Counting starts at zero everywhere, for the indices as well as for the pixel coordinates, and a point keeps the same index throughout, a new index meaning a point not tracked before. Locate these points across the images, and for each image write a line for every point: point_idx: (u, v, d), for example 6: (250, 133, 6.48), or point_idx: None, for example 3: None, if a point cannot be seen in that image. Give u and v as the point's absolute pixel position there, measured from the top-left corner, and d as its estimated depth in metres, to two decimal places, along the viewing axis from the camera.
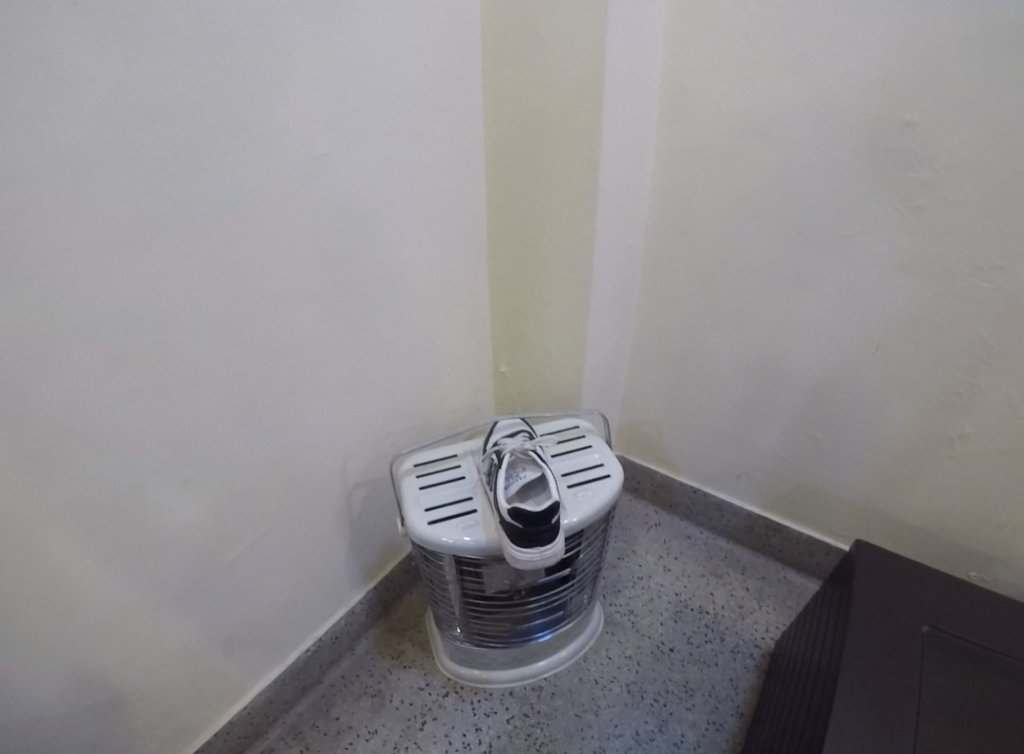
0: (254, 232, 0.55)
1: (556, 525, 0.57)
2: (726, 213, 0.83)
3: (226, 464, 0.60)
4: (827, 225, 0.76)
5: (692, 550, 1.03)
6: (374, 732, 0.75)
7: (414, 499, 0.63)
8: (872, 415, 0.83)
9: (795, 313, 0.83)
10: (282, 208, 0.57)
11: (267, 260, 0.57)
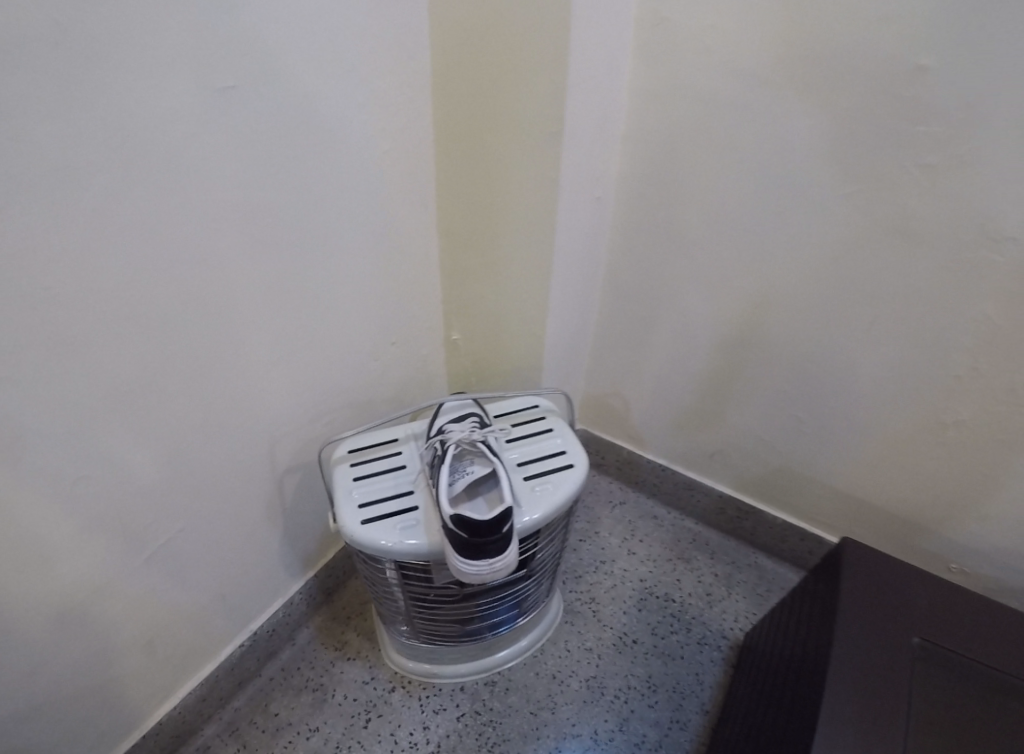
0: (148, 214, 0.50)
1: (507, 534, 0.50)
2: (705, 164, 0.75)
3: (130, 462, 0.57)
4: (817, 182, 0.68)
5: (660, 530, 0.99)
6: (315, 730, 0.76)
7: (347, 493, 0.58)
8: (857, 397, 0.77)
9: (772, 277, 0.76)
10: (181, 185, 0.51)
11: (166, 224, 0.52)
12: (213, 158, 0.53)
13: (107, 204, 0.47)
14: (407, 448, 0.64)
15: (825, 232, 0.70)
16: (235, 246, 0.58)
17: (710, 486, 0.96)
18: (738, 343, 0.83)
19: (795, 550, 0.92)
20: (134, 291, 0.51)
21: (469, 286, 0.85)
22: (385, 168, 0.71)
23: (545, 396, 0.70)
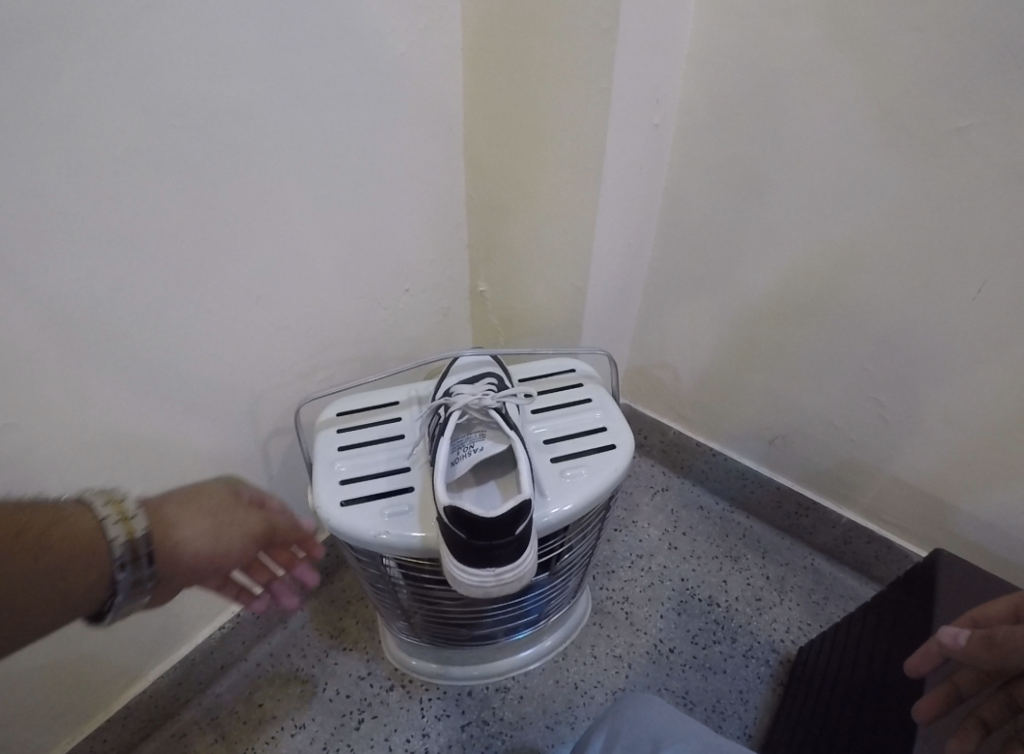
0: (71, 94, 0.38)
1: (523, 537, 0.37)
2: (774, 88, 0.58)
3: (73, 420, 0.47)
4: (926, 111, 0.52)
5: (706, 523, 0.86)
6: (301, 727, 0.67)
7: (329, 466, 0.47)
8: (954, 383, 0.61)
9: (852, 234, 0.60)
10: (115, 68, 0.39)
11: (110, 122, 0.40)
12: (156, 33, 0.40)
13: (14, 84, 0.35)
14: (408, 414, 0.52)
15: (946, 181, 0.53)
16: (199, 150, 0.45)
17: (768, 477, 0.83)
18: (806, 315, 0.68)
19: (860, 554, 0.79)
20: (60, 195, 0.39)
21: (499, 229, 0.72)
22: (396, 78, 0.57)
23: (583, 360, 0.57)
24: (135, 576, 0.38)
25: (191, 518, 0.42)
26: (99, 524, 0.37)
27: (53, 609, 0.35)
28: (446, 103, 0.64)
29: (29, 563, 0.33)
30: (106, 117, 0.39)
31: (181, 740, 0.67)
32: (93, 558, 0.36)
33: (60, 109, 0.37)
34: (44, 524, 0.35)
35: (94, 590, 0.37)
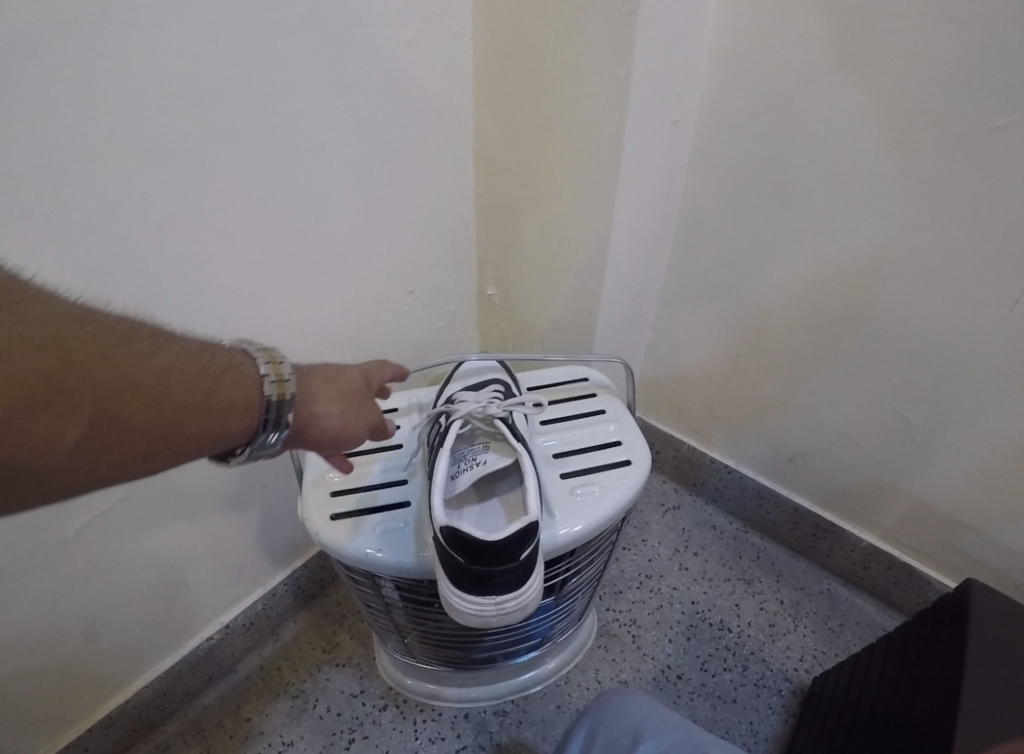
0: (53, 72, 0.35)
1: (527, 563, 0.34)
2: (806, 88, 0.55)
3: None
4: (965, 112, 0.48)
5: (718, 543, 0.83)
6: (290, 744, 0.64)
7: (323, 477, 0.44)
8: (989, 404, 0.58)
9: (885, 244, 0.57)
10: (99, 47, 0.36)
11: (92, 104, 0.37)
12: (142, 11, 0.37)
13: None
14: (407, 422, 0.49)
15: (986, 188, 0.50)
16: (192, 135, 0.42)
17: (784, 496, 0.79)
18: (834, 329, 0.65)
19: (878, 580, 0.75)
20: (41, 177, 0.37)
21: (510, 231, 0.69)
22: (401, 70, 0.54)
23: (596, 369, 0.54)
24: (271, 435, 0.34)
25: (327, 393, 0.38)
26: (258, 379, 0.33)
27: (179, 459, 0.30)
28: (455, 97, 0.61)
29: (175, 407, 0.29)
30: (92, 95, 0.37)
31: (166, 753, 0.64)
32: (244, 413, 0.32)
33: (42, 84, 0.35)
34: (199, 371, 0.30)
35: (224, 445, 0.32)
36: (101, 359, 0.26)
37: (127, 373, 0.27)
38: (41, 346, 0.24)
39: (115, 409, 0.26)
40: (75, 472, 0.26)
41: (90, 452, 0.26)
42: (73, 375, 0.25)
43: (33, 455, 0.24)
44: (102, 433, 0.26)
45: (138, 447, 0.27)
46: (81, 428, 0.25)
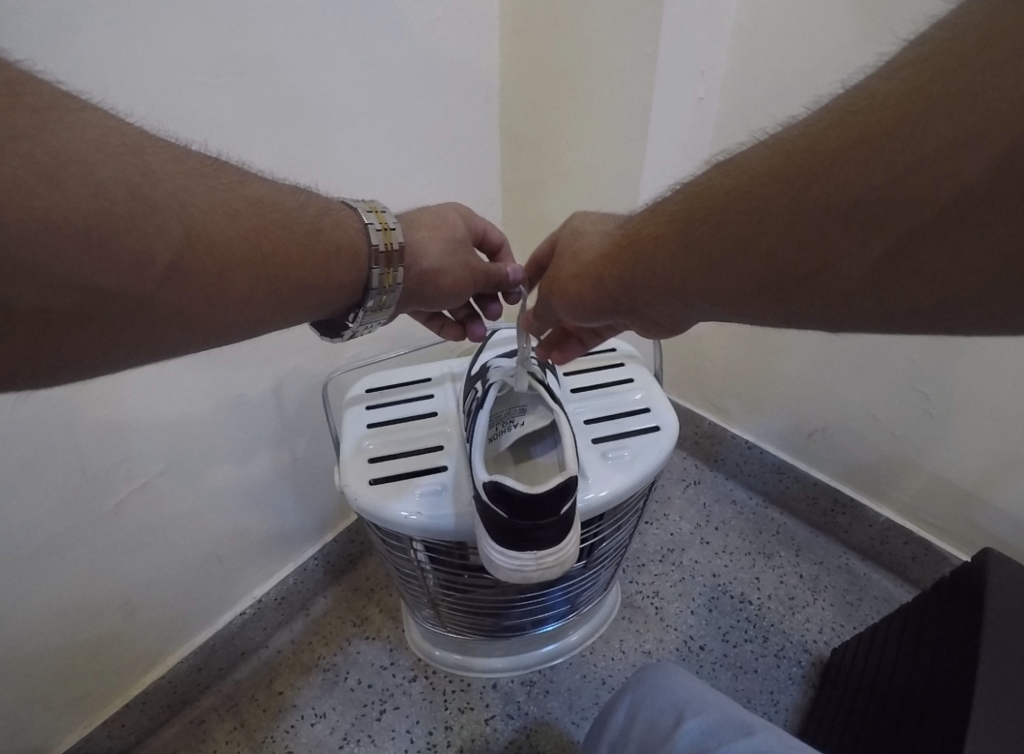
0: (110, 60, 0.37)
1: (567, 517, 0.35)
2: (829, 64, 0.56)
3: (106, 395, 0.47)
4: None
5: (739, 518, 0.84)
6: (322, 717, 0.66)
7: (361, 444, 0.45)
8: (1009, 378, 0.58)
9: None
10: (147, 31, 0.38)
11: (144, 88, 0.39)
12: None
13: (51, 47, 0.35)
14: (441, 391, 0.50)
15: None
16: (224, 110, 0.43)
17: (804, 473, 0.80)
18: None
19: (895, 554, 0.76)
20: None
21: (535, 207, 0.70)
22: (428, 49, 0.55)
23: (623, 341, 0.54)
24: (384, 294, 0.39)
25: (438, 245, 0.43)
26: (364, 229, 0.38)
27: (273, 298, 0.32)
28: (482, 74, 0.62)
29: (260, 236, 0.31)
30: (131, 70, 0.38)
31: (200, 727, 0.66)
32: (350, 258, 0.36)
33: (99, 70, 0.37)
34: (292, 210, 0.34)
35: (333, 292, 0.36)
36: (193, 187, 0.29)
37: (216, 201, 0.30)
38: (137, 165, 0.27)
39: (206, 232, 0.29)
40: (166, 299, 0.28)
41: (186, 274, 0.28)
42: (165, 192, 0.27)
43: (137, 268, 0.26)
44: (196, 255, 0.28)
45: (229, 278, 0.30)
46: (175, 247, 0.27)
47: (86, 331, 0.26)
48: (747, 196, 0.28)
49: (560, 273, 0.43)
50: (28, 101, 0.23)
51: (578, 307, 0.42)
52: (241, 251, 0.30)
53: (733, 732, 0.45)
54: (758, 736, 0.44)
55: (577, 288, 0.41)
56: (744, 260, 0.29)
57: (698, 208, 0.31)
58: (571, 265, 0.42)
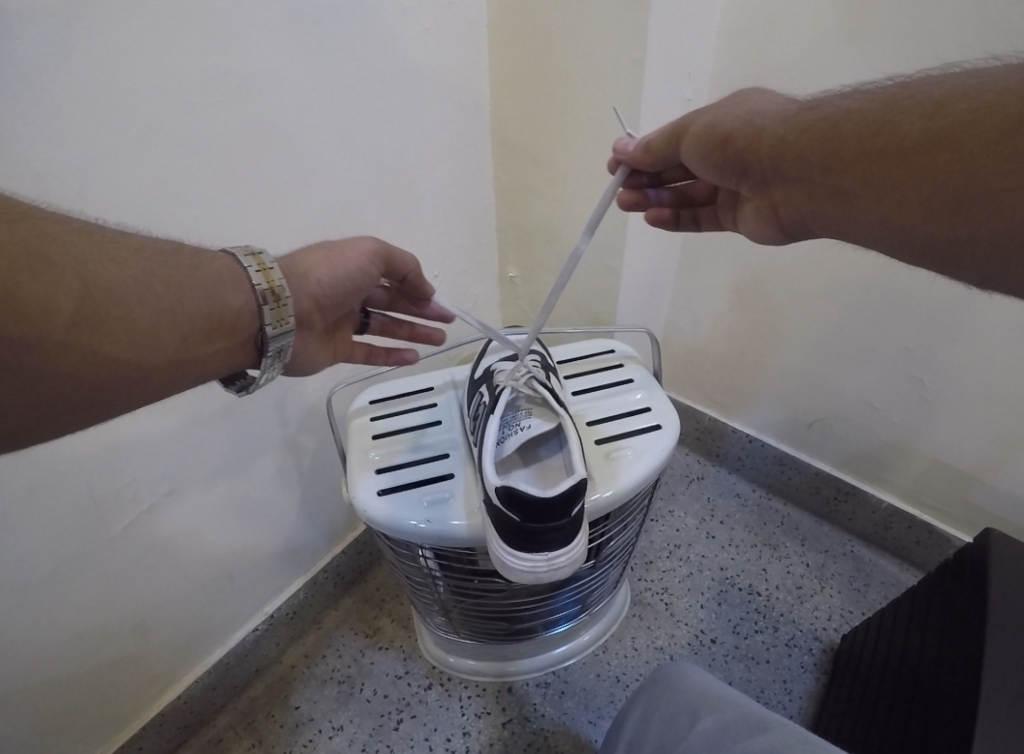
0: (104, 90, 0.38)
1: (577, 517, 0.36)
2: (811, 63, 0.57)
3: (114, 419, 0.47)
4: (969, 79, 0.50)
5: (743, 511, 0.84)
6: (340, 729, 0.66)
7: (367, 456, 0.46)
8: (1001, 361, 0.59)
9: None
10: (140, 60, 0.39)
11: (140, 115, 0.40)
12: (180, 25, 0.40)
13: (47, 80, 0.35)
14: (444, 399, 0.51)
15: None
16: (217, 128, 0.44)
17: (804, 462, 0.81)
18: (849, 296, 0.66)
19: (900, 539, 0.76)
20: (75, 178, 0.38)
21: (527, 211, 0.71)
22: (416, 63, 0.56)
23: (621, 342, 0.55)
24: (277, 313, 0.36)
25: (312, 255, 0.41)
26: (234, 257, 0.36)
27: (193, 337, 0.33)
28: (471, 83, 0.63)
29: (158, 277, 0.31)
30: (125, 93, 0.39)
31: (218, 746, 0.66)
32: (239, 285, 0.35)
33: (95, 100, 0.37)
34: (180, 251, 0.34)
35: (243, 326, 0.35)
36: (77, 240, 0.29)
37: (104, 248, 0.30)
38: (11, 225, 0.27)
39: (104, 278, 0.29)
40: (83, 351, 0.28)
41: (91, 325, 0.28)
42: (49, 248, 0.28)
43: (33, 324, 0.26)
44: (94, 303, 0.28)
45: (140, 323, 0.30)
46: (73, 297, 0.28)
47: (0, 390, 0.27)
48: (926, 130, 0.30)
49: (718, 112, 0.39)
50: None
51: (709, 156, 0.39)
52: (137, 293, 0.30)
53: (749, 729, 0.45)
54: (775, 731, 0.44)
55: (726, 133, 0.38)
56: (901, 183, 0.31)
57: (856, 140, 0.33)
58: (735, 112, 0.39)
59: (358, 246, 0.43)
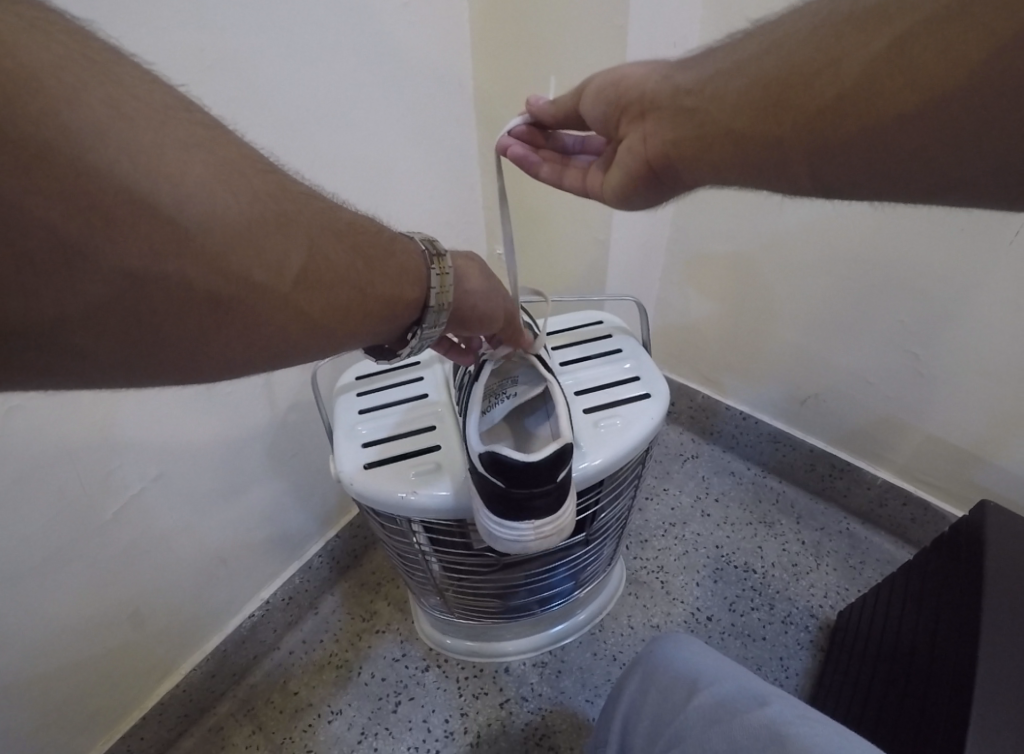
0: None
1: (564, 485, 0.35)
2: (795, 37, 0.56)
3: (100, 402, 0.47)
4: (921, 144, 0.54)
5: (738, 488, 0.85)
6: (339, 712, 0.66)
7: (353, 431, 0.46)
8: (992, 332, 0.59)
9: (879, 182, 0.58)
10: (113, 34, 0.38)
11: None
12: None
13: None
14: (430, 373, 0.50)
15: None
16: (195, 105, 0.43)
17: (799, 439, 0.81)
18: (840, 268, 0.65)
19: (895, 515, 0.76)
20: None
21: (514, 190, 0.70)
22: (398, 35, 0.55)
23: (610, 313, 0.55)
24: (439, 312, 0.35)
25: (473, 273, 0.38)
26: (426, 255, 0.35)
27: (377, 316, 0.31)
28: (452, 60, 0.62)
29: (365, 253, 0.30)
30: None
31: (218, 733, 0.66)
32: (420, 278, 0.34)
33: None
34: (383, 233, 0.33)
35: (415, 319, 0.34)
36: (317, 210, 0.28)
37: (329, 215, 0.29)
38: (270, 183, 0.26)
39: (330, 244, 0.28)
40: (300, 308, 0.27)
41: (314, 286, 0.27)
42: (293, 207, 0.27)
43: (269, 275, 0.25)
44: (316, 269, 0.27)
45: (351, 293, 0.29)
46: (305, 254, 0.27)
47: (223, 336, 0.25)
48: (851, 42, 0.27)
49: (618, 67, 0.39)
50: (169, 107, 0.23)
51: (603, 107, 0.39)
52: (353, 265, 0.29)
53: (746, 702, 0.45)
54: (772, 705, 0.44)
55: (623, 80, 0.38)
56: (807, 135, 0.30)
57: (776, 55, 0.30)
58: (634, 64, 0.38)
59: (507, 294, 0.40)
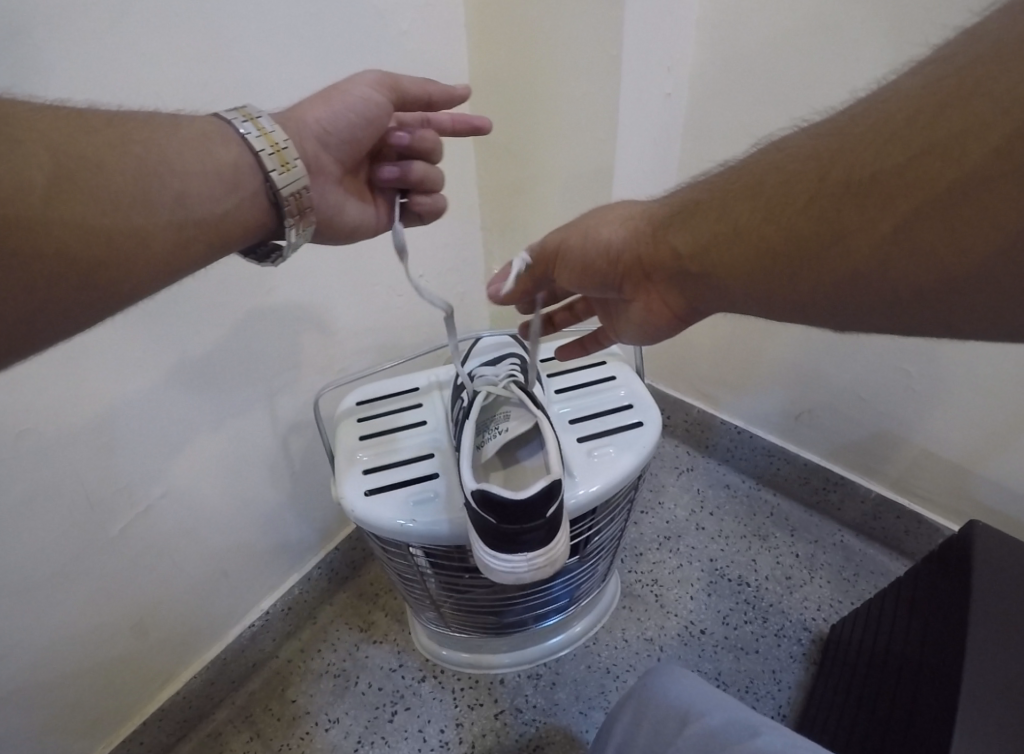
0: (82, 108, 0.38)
1: (553, 518, 0.36)
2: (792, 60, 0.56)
3: (104, 424, 0.48)
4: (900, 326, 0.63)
5: (732, 502, 0.85)
6: (336, 721, 0.67)
7: (352, 456, 0.47)
8: (986, 354, 0.60)
9: None
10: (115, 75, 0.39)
11: None
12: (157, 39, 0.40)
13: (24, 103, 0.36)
14: (428, 399, 0.51)
15: None
16: None
17: (794, 453, 0.81)
18: None
19: (889, 528, 0.77)
20: None
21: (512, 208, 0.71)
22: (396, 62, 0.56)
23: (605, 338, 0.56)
24: (276, 149, 0.35)
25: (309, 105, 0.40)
26: (219, 112, 0.36)
27: (191, 199, 0.32)
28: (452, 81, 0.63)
29: (135, 149, 0.31)
30: (107, 102, 0.39)
31: (217, 739, 0.67)
32: (219, 139, 0.34)
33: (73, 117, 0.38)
34: (149, 119, 0.33)
35: (235, 186, 0.34)
36: (42, 121, 0.29)
37: (68, 123, 0.29)
38: None
39: (74, 148, 0.29)
40: (75, 217, 0.28)
41: (73, 192, 0.28)
42: (12, 130, 0.27)
43: (16, 200, 0.26)
44: (70, 171, 0.28)
45: (122, 183, 0.30)
46: (43, 164, 0.27)
47: (21, 284, 0.27)
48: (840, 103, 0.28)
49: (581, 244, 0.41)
50: None
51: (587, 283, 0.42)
52: (109, 152, 0.30)
53: (738, 732, 0.46)
54: (762, 735, 0.45)
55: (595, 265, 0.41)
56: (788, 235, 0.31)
57: None
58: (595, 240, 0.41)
59: (359, 84, 0.42)
